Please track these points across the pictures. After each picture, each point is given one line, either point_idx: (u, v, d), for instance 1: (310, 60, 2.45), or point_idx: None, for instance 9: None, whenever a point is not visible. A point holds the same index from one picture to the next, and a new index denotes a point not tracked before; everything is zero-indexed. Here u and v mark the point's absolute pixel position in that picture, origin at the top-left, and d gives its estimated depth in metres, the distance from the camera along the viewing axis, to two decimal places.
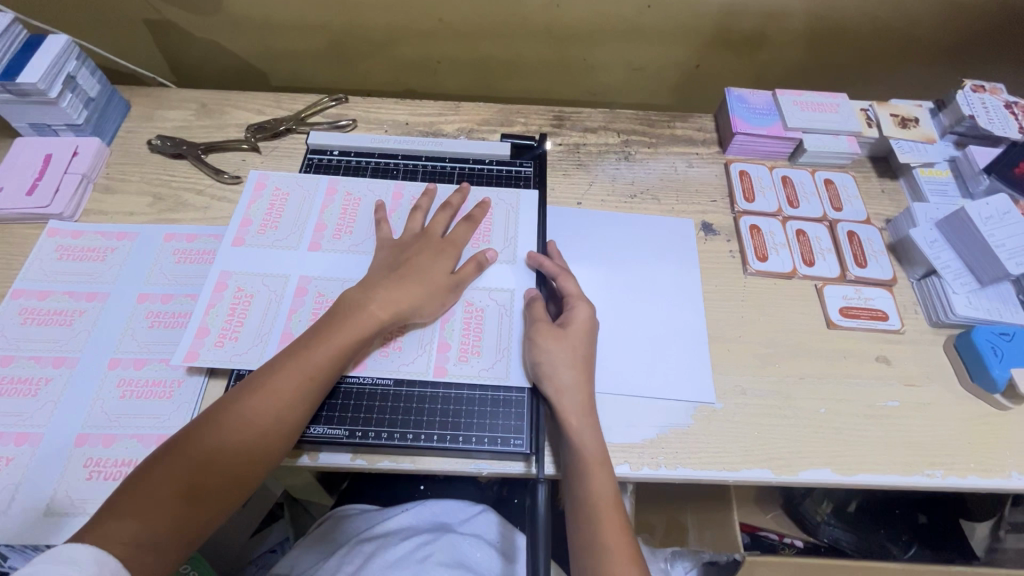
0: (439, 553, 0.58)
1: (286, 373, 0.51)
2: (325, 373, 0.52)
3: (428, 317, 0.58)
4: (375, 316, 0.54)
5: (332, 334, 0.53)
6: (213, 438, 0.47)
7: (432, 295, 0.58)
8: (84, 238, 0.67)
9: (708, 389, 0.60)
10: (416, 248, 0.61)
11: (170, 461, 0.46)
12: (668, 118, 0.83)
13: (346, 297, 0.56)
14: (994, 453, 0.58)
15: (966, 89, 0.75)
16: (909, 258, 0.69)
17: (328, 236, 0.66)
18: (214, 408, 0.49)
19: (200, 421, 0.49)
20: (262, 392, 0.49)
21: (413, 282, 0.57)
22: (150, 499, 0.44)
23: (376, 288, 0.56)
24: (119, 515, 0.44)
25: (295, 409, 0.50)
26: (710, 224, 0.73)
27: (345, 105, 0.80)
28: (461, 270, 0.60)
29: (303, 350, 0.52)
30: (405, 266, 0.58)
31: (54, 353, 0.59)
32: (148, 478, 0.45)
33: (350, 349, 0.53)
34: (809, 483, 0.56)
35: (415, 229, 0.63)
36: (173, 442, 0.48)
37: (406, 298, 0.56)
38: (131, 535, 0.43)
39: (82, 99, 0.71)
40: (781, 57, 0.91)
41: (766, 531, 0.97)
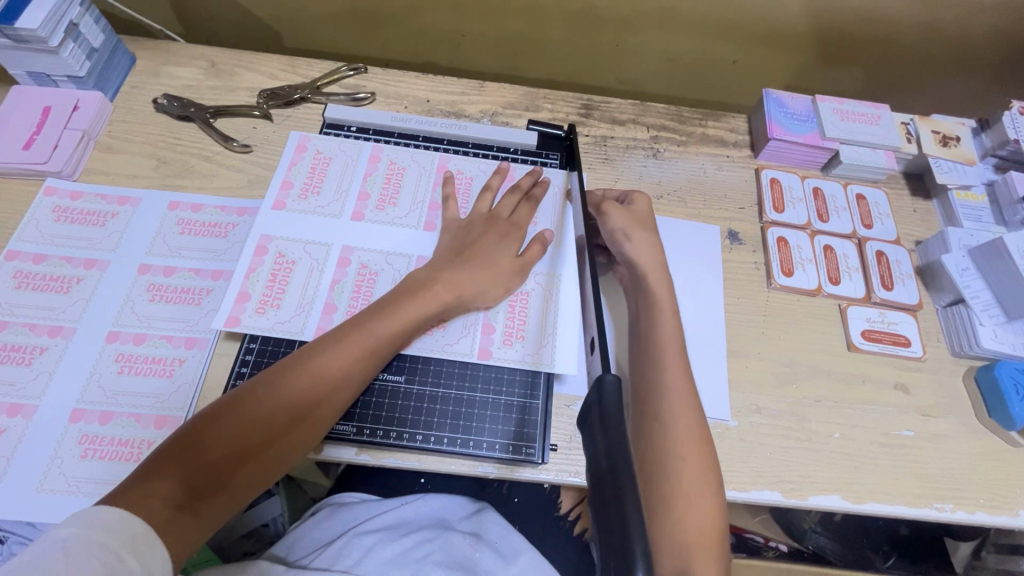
0: (437, 553, 0.58)
1: (346, 345, 0.51)
2: (382, 350, 0.52)
3: (491, 303, 0.57)
4: (441, 297, 0.55)
5: (396, 311, 0.53)
6: (264, 404, 0.47)
7: (498, 279, 0.57)
8: (83, 200, 0.64)
9: (723, 405, 0.59)
10: (482, 230, 0.60)
11: (218, 424, 0.46)
12: (700, 116, 0.79)
13: (416, 276, 0.56)
14: (1004, 491, 0.57)
15: (1014, 109, 0.72)
16: (937, 284, 0.67)
17: (372, 207, 0.64)
18: (266, 373, 0.49)
19: (252, 386, 0.48)
20: (319, 364, 0.49)
21: (480, 266, 0.57)
22: (195, 464, 0.44)
23: (445, 269, 0.56)
24: (159, 472, 0.43)
25: (347, 384, 0.50)
26: (736, 233, 0.70)
27: (364, 76, 0.76)
28: (529, 251, 0.59)
29: (364, 323, 0.52)
30: (471, 251, 0.58)
31: (49, 322, 0.57)
32: (195, 439, 0.45)
33: (410, 328, 0.53)
34: (817, 508, 0.56)
35: (483, 210, 0.62)
36: (221, 403, 0.47)
37: (473, 282, 0.56)
38: (174, 496, 0.43)
39: (85, 49, 0.66)
40: (821, 59, 0.87)
41: (751, 534, 0.97)
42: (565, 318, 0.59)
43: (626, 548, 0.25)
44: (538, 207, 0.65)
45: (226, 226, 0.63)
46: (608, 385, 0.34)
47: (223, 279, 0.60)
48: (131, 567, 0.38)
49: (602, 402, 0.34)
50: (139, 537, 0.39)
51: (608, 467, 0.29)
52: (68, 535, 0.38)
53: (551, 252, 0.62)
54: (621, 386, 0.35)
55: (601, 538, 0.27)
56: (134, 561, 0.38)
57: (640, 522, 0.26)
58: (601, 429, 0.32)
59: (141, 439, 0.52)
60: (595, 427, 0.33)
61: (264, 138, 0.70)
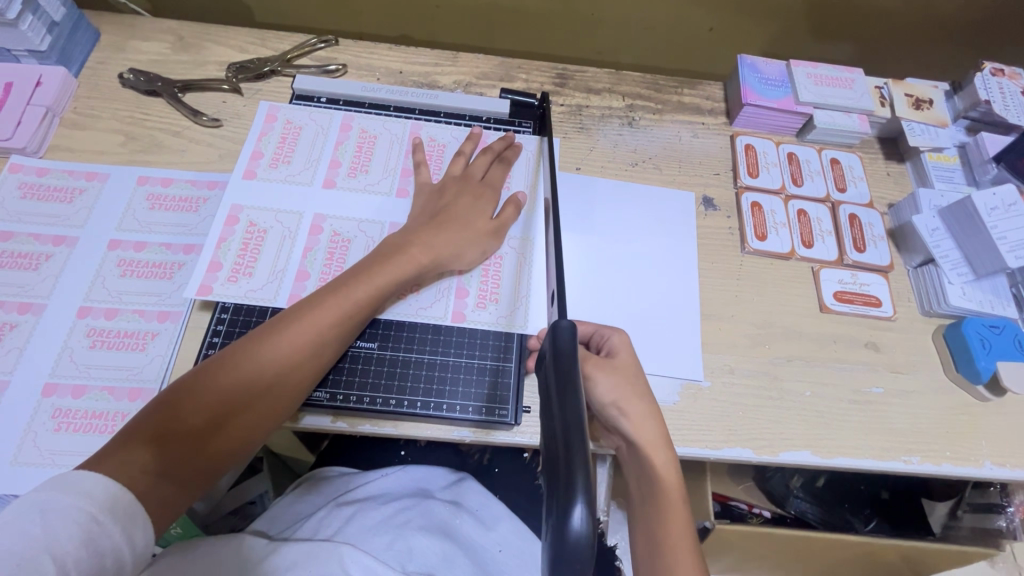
0: (416, 519, 0.58)
1: (323, 310, 0.50)
2: (360, 316, 0.52)
3: (464, 266, 0.58)
4: (416, 260, 0.55)
5: (372, 275, 0.53)
6: (242, 372, 0.47)
7: (472, 242, 0.58)
8: (50, 176, 0.63)
9: (696, 366, 0.59)
10: (454, 192, 0.60)
11: (194, 392, 0.46)
12: (675, 84, 0.79)
13: (391, 240, 0.56)
14: (970, 442, 0.59)
15: (985, 71, 0.72)
16: (908, 245, 0.68)
17: (344, 176, 0.63)
18: (243, 341, 0.49)
19: (229, 354, 0.48)
20: (294, 329, 0.49)
21: (453, 228, 0.57)
22: (172, 432, 0.44)
23: (418, 233, 0.56)
24: (136, 441, 0.43)
25: (326, 350, 0.50)
26: (711, 199, 0.71)
27: (335, 48, 0.75)
28: (503, 214, 0.60)
29: (341, 289, 0.52)
30: (444, 214, 0.58)
31: (19, 298, 0.56)
32: (173, 408, 0.45)
33: (388, 293, 0.53)
34: (788, 464, 0.57)
35: (456, 173, 0.62)
36: (198, 372, 0.47)
37: (446, 245, 0.56)
38: (155, 463, 0.43)
39: (45, 22, 0.65)
40: (797, 26, 0.86)
41: (736, 501, 1.00)
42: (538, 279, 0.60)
43: (568, 486, 0.26)
44: (510, 168, 0.65)
45: (197, 201, 0.63)
46: (562, 328, 0.35)
47: (194, 253, 0.60)
48: (114, 532, 0.39)
49: (555, 345, 0.34)
50: (121, 503, 0.39)
51: (557, 415, 0.30)
52: (46, 498, 0.38)
53: (525, 215, 0.63)
54: (576, 330, 0.35)
55: (549, 479, 0.28)
56: (115, 526, 0.39)
57: (586, 464, 0.27)
58: (553, 376, 0.32)
59: (115, 412, 0.52)
60: (549, 372, 0.33)
61: (234, 111, 0.69)
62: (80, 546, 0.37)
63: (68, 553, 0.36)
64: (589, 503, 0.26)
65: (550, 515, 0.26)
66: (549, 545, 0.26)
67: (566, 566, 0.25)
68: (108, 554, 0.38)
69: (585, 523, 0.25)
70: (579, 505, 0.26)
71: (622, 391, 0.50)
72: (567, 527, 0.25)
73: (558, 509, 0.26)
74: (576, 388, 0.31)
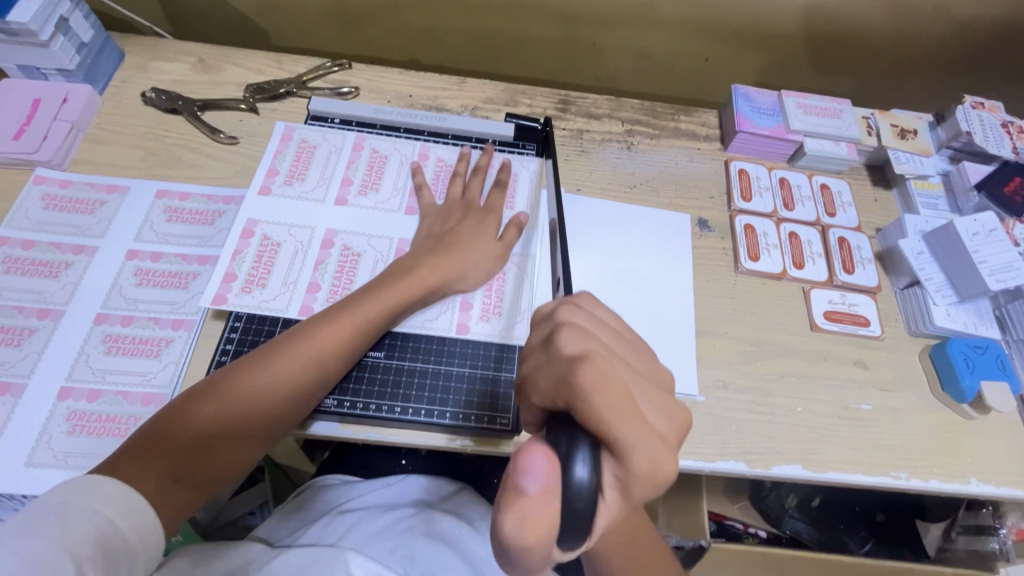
0: (419, 526, 0.60)
1: (336, 328, 0.53)
2: (371, 331, 0.54)
3: (468, 286, 0.60)
4: (426, 281, 0.57)
5: (384, 294, 0.55)
6: (254, 383, 0.49)
7: (479, 264, 0.61)
8: (72, 188, 0.66)
9: (691, 381, 0.61)
10: (459, 216, 0.64)
11: (208, 402, 0.48)
12: (672, 111, 0.83)
13: (402, 261, 0.59)
14: (956, 459, 0.60)
15: (965, 104, 0.76)
16: (896, 268, 0.71)
17: (355, 193, 0.66)
18: (258, 352, 0.51)
19: (244, 364, 0.50)
20: (309, 343, 0.51)
21: (461, 250, 0.60)
22: (183, 439, 0.46)
23: (428, 254, 0.59)
24: (148, 446, 0.45)
25: (336, 364, 0.52)
26: (706, 220, 0.73)
27: (348, 71, 0.79)
28: (505, 234, 0.63)
29: (354, 306, 0.54)
30: (453, 235, 0.61)
31: (38, 304, 0.58)
32: (189, 415, 0.47)
33: (396, 309, 0.56)
34: (780, 477, 0.58)
35: (458, 196, 0.66)
36: (214, 381, 0.49)
37: (453, 266, 0.59)
38: (169, 468, 0.45)
39: (74, 43, 0.68)
40: (788, 58, 0.91)
41: (732, 521, 1.00)
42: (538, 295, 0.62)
43: (572, 441, 0.29)
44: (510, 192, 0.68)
45: (213, 214, 0.65)
46: None
47: (209, 263, 0.62)
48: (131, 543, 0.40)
49: None
50: (141, 513, 0.41)
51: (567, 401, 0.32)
52: (61, 502, 0.39)
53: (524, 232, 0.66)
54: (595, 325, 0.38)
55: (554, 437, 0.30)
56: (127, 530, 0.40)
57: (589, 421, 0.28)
58: None
59: (128, 416, 0.54)
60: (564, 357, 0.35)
61: (250, 130, 0.72)
62: (96, 547, 0.38)
63: (87, 554, 0.37)
64: (590, 460, 0.28)
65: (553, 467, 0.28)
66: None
67: (568, 511, 0.27)
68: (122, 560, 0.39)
69: (588, 474, 0.28)
70: (581, 454, 0.28)
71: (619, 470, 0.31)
72: (572, 476, 0.27)
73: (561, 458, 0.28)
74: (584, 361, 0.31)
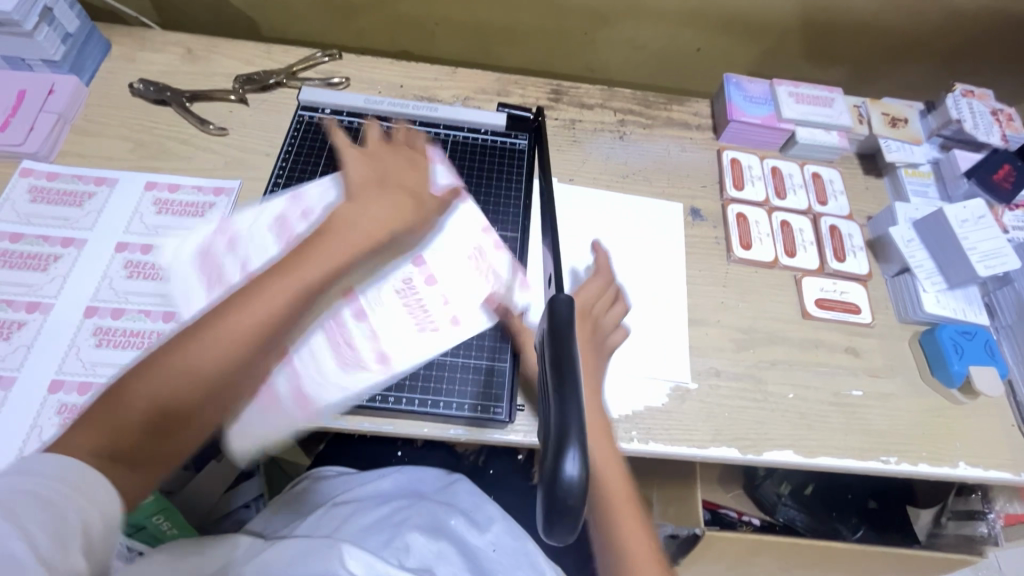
0: (414, 517, 0.61)
1: (276, 281, 0.46)
2: (314, 290, 0.47)
3: (431, 230, 0.55)
4: (382, 223, 0.51)
5: (335, 238, 0.48)
6: (192, 353, 0.43)
7: (441, 211, 0.56)
8: (60, 180, 0.65)
9: (684, 369, 0.62)
10: (425, 166, 0.59)
11: (144, 380, 0.42)
12: (664, 101, 0.82)
13: (346, 202, 0.51)
14: (945, 443, 0.61)
15: (956, 92, 0.76)
16: (886, 256, 0.71)
17: (348, 178, 0.67)
18: (189, 325, 0.45)
19: (177, 340, 0.44)
20: (252, 299, 0.45)
21: (419, 194, 0.54)
22: (121, 419, 0.41)
23: (381, 196, 0.53)
24: (91, 429, 0.40)
25: (283, 331, 0.46)
26: (698, 210, 0.74)
27: (338, 61, 0.78)
28: (495, 226, 0.65)
29: (297, 256, 0.47)
30: (416, 186, 0.57)
31: (27, 298, 0.58)
32: (125, 394, 0.41)
33: (344, 262, 0.48)
34: (771, 463, 0.59)
35: (450, 183, 0.67)
36: (152, 356, 0.43)
37: (409, 209, 0.53)
38: (106, 454, 0.39)
39: (59, 34, 0.67)
40: (780, 48, 0.91)
41: (726, 509, 1.01)
42: (531, 286, 0.63)
43: (560, 439, 0.29)
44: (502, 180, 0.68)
45: (203, 206, 0.65)
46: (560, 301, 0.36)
47: (200, 256, 0.62)
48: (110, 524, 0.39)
49: (553, 317, 0.35)
50: (87, 481, 0.37)
51: (556, 406, 0.30)
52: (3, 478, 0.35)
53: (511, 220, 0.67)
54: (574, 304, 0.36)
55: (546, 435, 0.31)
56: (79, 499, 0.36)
57: (579, 426, 0.29)
58: (550, 346, 0.34)
59: None
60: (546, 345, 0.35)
61: (240, 121, 0.71)
62: (45, 516, 0.34)
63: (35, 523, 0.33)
64: (582, 456, 0.28)
65: (542, 470, 0.29)
66: (543, 496, 0.29)
67: (559, 505, 0.28)
68: (72, 528, 0.35)
69: (578, 472, 0.28)
70: (573, 452, 0.28)
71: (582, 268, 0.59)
72: (561, 475, 0.28)
73: (552, 456, 0.28)
74: (571, 363, 0.32)
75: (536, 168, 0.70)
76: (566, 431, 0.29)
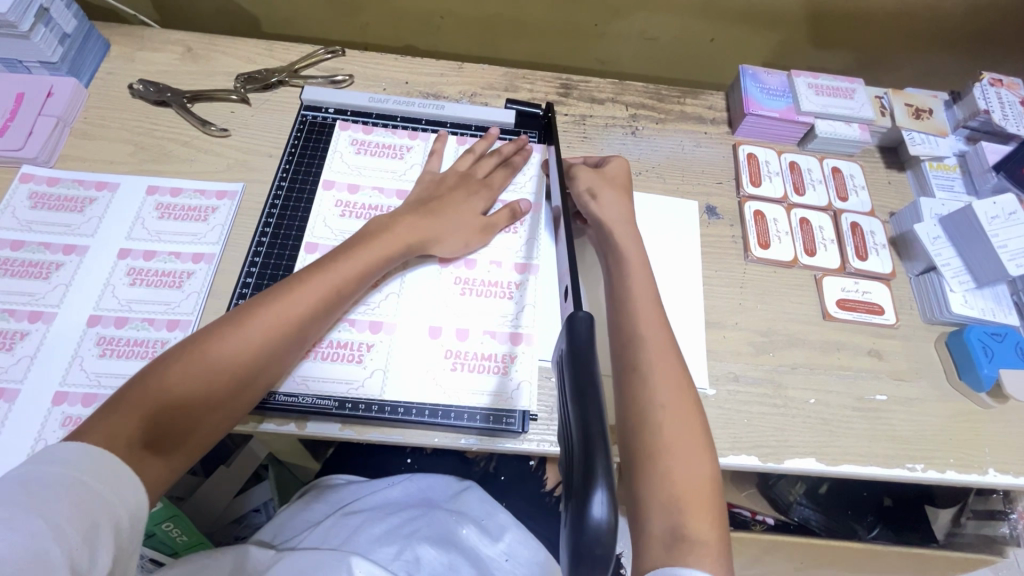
0: (425, 529, 0.60)
1: (310, 288, 0.51)
2: (338, 300, 0.53)
3: (444, 249, 0.60)
4: (401, 240, 0.57)
5: (361, 252, 0.55)
6: (223, 347, 0.47)
7: (458, 233, 0.60)
8: (60, 186, 0.63)
9: (702, 374, 0.60)
10: (450, 185, 0.63)
11: (177, 367, 0.46)
12: (678, 94, 0.80)
13: (374, 223, 0.58)
14: (974, 449, 0.59)
15: (984, 81, 0.73)
16: (911, 253, 0.69)
17: (361, 162, 0.67)
18: (223, 321, 0.49)
19: (209, 333, 0.48)
20: (284, 301, 0.50)
21: (440, 214, 0.60)
22: (154, 402, 0.44)
23: (406, 215, 0.59)
24: (126, 411, 0.43)
25: (308, 330, 0.51)
26: (714, 207, 0.71)
27: (342, 58, 0.76)
28: (495, 216, 0.62)
29: (328, 266, 0.53)
30: (437, 202, 0.61)
31: (29, 307, 0.57)
32: (157, 383, 0.45)
33: (367, 275, 0.54)
34: (792, 471, 0.57)
35: (461, 170, 0.65)
36: (185, 347, 0.47)
37: (430, 228, 0.59)
38: (140, 436, 0.43)
39: (57, 35, 0.66)
40: (797, 37, 0.87)
41: (739, 509, 0.98)
42: (542, 285, 0.61)
43: (587, 476, 0.27)
44: (515, 174, 0.67)
45: (205, 210, 0.63)
46: (579, 321, 0.34)
47: (203, 261, 0.60)
48: (43, 551, 0.35)
49: (573, 340, 0.34)
50: (112, 465, 0.40)
51: (580, 439, 0.29)
52: (32, 471, 0.39)
53: (524, 220, 0.65)
54: (593, 323, 0.35)
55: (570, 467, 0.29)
56: (101, 487, 0.39)
57: (606, 460, 0.27)
58: (571, 371, 0.32)
59: None
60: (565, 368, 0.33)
61: (242, 122, 0.70)
62: (71, 506, 0.37)
63: (62, 514, 0.37)
64: (610, 493, 0.26)
65: (568, 508, 0.27)
66: (569, 533, 0.27)
67: (587, 552, 0.25)
68: (103, 515, 0.38)
69: (607, 511, 0.26)
70: (601, 492, 0.26)
71: (599, 186, 0.63)
72: (588, 515, 0.26)
73: (579, 492, 0.27)
74: (595, 393, 0.30)
75: (547, 160, 0.68)
76: (592, 467, 0.27)
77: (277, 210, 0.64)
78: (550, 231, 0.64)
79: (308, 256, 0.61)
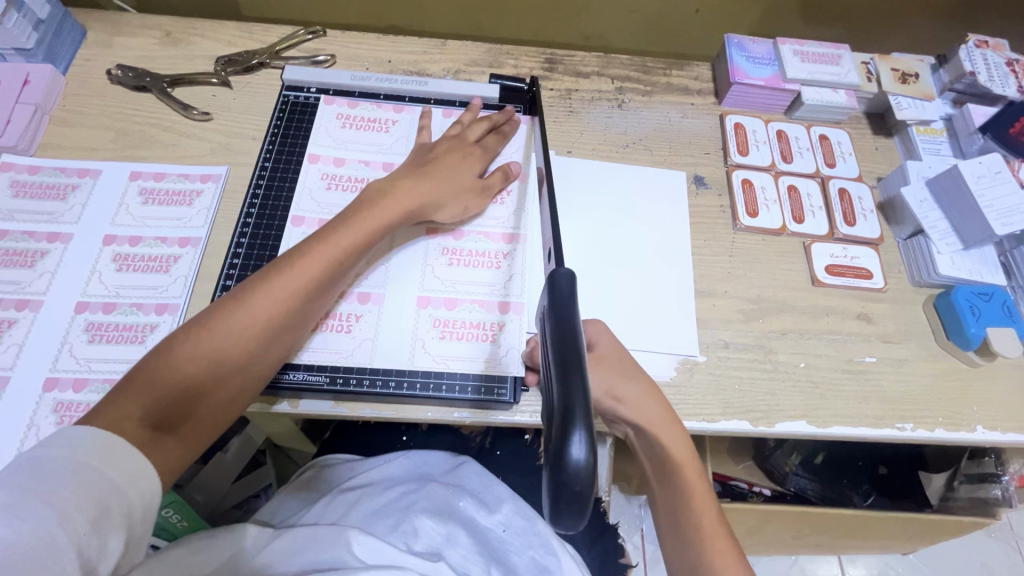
0: (422, 501, 0.60)
1: (311, 262, 0.51)
2: (340, 273, 0.52)
3: (442, 215, 0.60)
4: (401, 207, 0.56)
5: (360, 221, 0.54)
6: (228, 325, 0.47)
7: (455, 197, 0.60)
8: (41, 174, 0.63)
9: (692, 341, 0.60)
10: (445, 148, 0.62)
11: (183, 348, 0.46)
12: (664, 65, 0.79)
13: (370, 189, 0.57)
14: (962, 407, 0.60)
15: (970, 43, 0.73)
16: (899, 217, 0.69)
17: (346, 138, 0.67)
18: (226, 300, 0.49)
19: (213, 313, 0.48)
20: (285, 276, 0.49)
21: (438, 177, 0.59)
22: (162, 383, 0.45)
23: (404, 180, 0.58)
24: (136, 394, 0.44)
25: (312, 303, 0.51)
26: (701, 177, 0.71)
27: (323, 39, 0.75)
28: (490, 178, 0.62)
29: (327, 238, 0.52)
30: (433, 164, 0.60)
31: (16, 295, 0.56)
32: (167, 365, 0.45)
33: (367, 246, 0.54)
34: (783, 434, 0.58)
35: (452, 136, 0.64)
36: (191, 328, 0.47)
37: (429, 192, 0.58)
38: (151, 418, 0.43)
39: (30, 20, 0.65)
40: (783, 5, 0.87)
41: (737, 481, 1.00)
42: (532, 253, 0.61)
43: (566, 419, 0.27)
44: (505, 142, 0.67)
45: (190, 194, 0.63)
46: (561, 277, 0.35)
47: (190, 245, 0.60)
48: (48, 538, 0.35)
49: (554, 292, 0.34)
50: (118, 449, 0.40)
51: (559, 385, 0.29)
52: (41, 455, 0.39)
53: (513, 189, 0.65)
54: (574, 279, 0.35)
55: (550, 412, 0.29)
56: (109, 472, 0.39)
57: (583, 403, 0.28)
58: (552, 323, 0.32)
59: None
60: (547, 320, 0.33)
61: (224, 105, 0.69)
62: (77, 491, 0.37)
63: (70, 499, 0.37)
64: (589, 435, 0.27)
65: (548, 451, 0.27)
66: (549, 476, 0.27)
67: (567, 491, 0.26)
68: (113, 500, 0.38)
69: (585, 452, 0.26)
70: (579, 434, 0.27)
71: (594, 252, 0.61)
72: (567, 456, 0.26)
73: (557, 435, 0.27)
74: (574, 343, 0.31)
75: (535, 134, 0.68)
76: (570, 412, 0.28)
77: (262, 188, 0.63)
78: (537, 200, 0.64)
79: (295, 229, 0.61)
